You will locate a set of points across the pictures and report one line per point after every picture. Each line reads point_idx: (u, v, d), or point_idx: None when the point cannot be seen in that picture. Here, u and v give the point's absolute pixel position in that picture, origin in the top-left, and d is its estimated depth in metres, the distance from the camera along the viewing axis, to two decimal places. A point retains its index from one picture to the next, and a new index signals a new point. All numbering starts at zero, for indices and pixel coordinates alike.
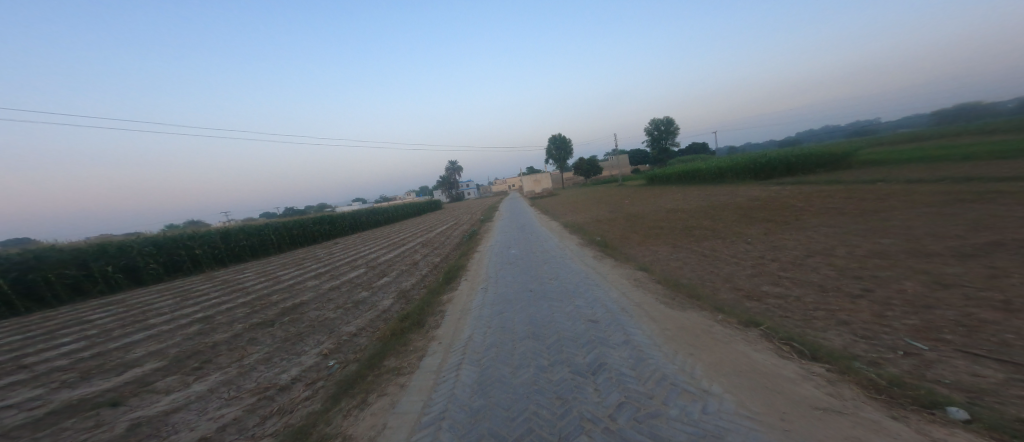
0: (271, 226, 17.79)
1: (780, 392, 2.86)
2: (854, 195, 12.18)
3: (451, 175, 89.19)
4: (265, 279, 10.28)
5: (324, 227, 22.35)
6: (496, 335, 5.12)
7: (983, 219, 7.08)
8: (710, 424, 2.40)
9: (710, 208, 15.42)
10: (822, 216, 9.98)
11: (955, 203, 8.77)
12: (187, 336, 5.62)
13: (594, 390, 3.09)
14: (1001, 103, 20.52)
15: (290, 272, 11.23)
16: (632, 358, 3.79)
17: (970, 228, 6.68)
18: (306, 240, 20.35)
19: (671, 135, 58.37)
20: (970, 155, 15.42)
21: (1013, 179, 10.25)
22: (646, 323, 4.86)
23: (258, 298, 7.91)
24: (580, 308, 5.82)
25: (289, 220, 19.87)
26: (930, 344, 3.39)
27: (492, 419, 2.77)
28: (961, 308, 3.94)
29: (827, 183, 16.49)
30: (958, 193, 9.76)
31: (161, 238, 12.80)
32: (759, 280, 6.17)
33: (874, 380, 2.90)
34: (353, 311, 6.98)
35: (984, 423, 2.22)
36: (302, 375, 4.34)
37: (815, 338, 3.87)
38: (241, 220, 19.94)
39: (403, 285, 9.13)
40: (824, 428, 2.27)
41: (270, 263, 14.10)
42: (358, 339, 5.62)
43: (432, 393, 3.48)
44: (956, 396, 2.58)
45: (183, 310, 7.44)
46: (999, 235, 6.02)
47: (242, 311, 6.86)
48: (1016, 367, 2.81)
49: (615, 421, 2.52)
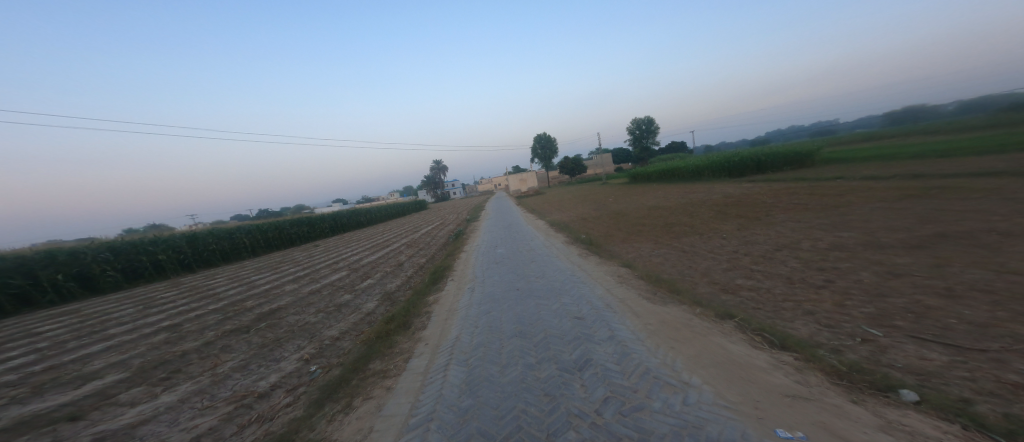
0: (243, 229, 17.18)
1: (753, 381, 3.02)
2: (818, 191, 12.85)
3: (437, 175, 88.56)
4: (238, 284, 9.96)
5: (303, 229, 21.81)
6: (483, 334, 5.15)
7: (929, 212, 7.62)
8: (691, 415, 2.51)
9: (688, 205, 15.91)
10: (789, 212, 10.49)
11: (905, 197, 9.40)
12: (153, 346, 5.39)
13: (581, 386, 3.18)
14: (943, 105, 22.19)
15: (267, 276, 10.91)
16: (617, 353, 3.91)
17: (918, 221, 7.18)
18: (282, 242, 19.79)
19: (652, 134, 59.57)
20: (920, 152, 16.52)
21: (956, 175, 11.07)
22: (629, 319, 5.01)
23: (229, 305, 7.65)
24: (566, 306, 5.93)
25: (263, 223, 19.24)
26: (884, 330, 3.65)
27: (481, 419, 2.81)
28: (912, 296, 4.23)
29: (794, 180, 17.29)
30: (909, 188, 10.45)
31: (119, 243, 12.17)
32: (733, 274, 6.44)
33: (836, 367, 3.10)
34: (335, 314, 6.87)
35: (931, 404, 2.42)
36: (283, 381, 4.28)
37: (784, 328, 4.08)
38: (211, 223, 19.14)
39: (388, 287, 9.04)
40: (794, 415, 2.41)
41: (244, 267, 13.64)
42: (341, 343, 5.55)
43: (419, 395, 3.49)
44: (907, 378, 2.79)
45: (149, 317, 7.16)
46: (942, 227, 6.51)
47: (215, 318, 6.62)
48: (957, 350, 3.06)
49: (601, 416, 2.61)
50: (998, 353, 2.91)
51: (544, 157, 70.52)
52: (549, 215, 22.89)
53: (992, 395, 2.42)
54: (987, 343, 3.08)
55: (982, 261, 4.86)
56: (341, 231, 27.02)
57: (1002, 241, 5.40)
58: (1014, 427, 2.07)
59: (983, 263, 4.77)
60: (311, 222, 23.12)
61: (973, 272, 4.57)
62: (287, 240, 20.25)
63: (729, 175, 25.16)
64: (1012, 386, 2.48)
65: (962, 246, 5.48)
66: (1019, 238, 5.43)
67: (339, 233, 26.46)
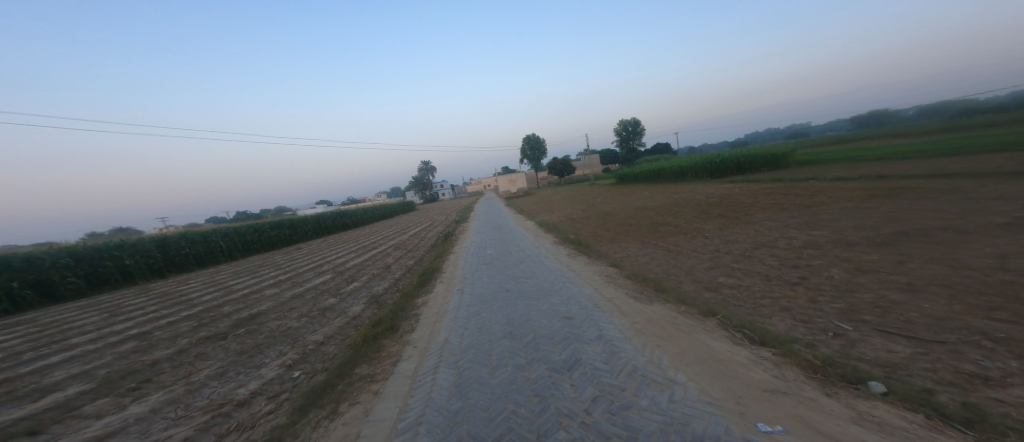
0: (218, 232, 16.66)
1: (735, 377, 3.10)
2: (792, 191, 13.31)
3: (425, 175, 87.53)
4: (214, 290, 9.65)
5: (284, 231, 21.29)
6: (473, 336, 5.14)
7: (893, 211, 8.00)
8: (677, 412, 2.56)
9: (673, 206, 16.24)
10: (767, 211, 10.83)
11: (872, 197, 9.84)
12: (120, 355, 5.18)
13: (570, 386, 3.21)
14: (904, 110, 23.53)
15: (246, 280, 10.61)
16: (605, 352, 3.96)
17: (883, 219, 7.53)
18: (261, 246, 19.28)
19: (639, 135, 60.51)
20: (884, 154, 17.36)
21: (919, 175, 11.65)
22: (617, 318, 5.08)
23: (204, 311, 7.40)
24: (555, 306, 5.96)
25: (241, 225, 18.69)
26: (854, 324, 3.80)
27: (471, 421, 2.81)
28: (878, 291, 4.43)
29: (770, 181, 17.88)
30: (875, 188, 10.94)
31: (81, 249, 11.65)
32: (716, 272, 6.60)
33: (811, 361, 3.22)
34: (319, 319, 6.73)
35: (897, 394, 2.54)
36: (264, 388, 4.18)
37: (763, 324, 4.21)
38: (185, 225, 18.47)
39: (375, 289, 8.91)
40: (773, 409, 2.49)
41: (220, 272, 13.22)
42: (326, 347, 5.45)
43: (407, 399, 3.46)
44: (875, 371, 2.92)
45: (116, 326, 6.86)
46: (905, 225, 6.84)
47: (188, 325, 6.40)
48: (919, 342, 3.22)
49: (591, 415, 2.64)
50: (956, 345, 3.06)
51: (533, 158, 70.84)
52: (538, 215, 22.98)
53: (952, 385, 2.55)
54: (946, 335, 3.24)
55: (940, 257, 5.13)
56: (325, 234, 26.50)
57: (959, 238, 5.71)
58: (972, 415, 2.18)
59: (941, 259, 5.03)
60: (293, 225, 22.58)
61: (932, 267, 4.81)
62: (267, 243, 19.73)
63: (711, 176, 25.78)
64: (969, 375, 2.62)
65: (922, 243, 5.78)
66: (972, 235, 5.76)
67: (323, 236, 25.92)
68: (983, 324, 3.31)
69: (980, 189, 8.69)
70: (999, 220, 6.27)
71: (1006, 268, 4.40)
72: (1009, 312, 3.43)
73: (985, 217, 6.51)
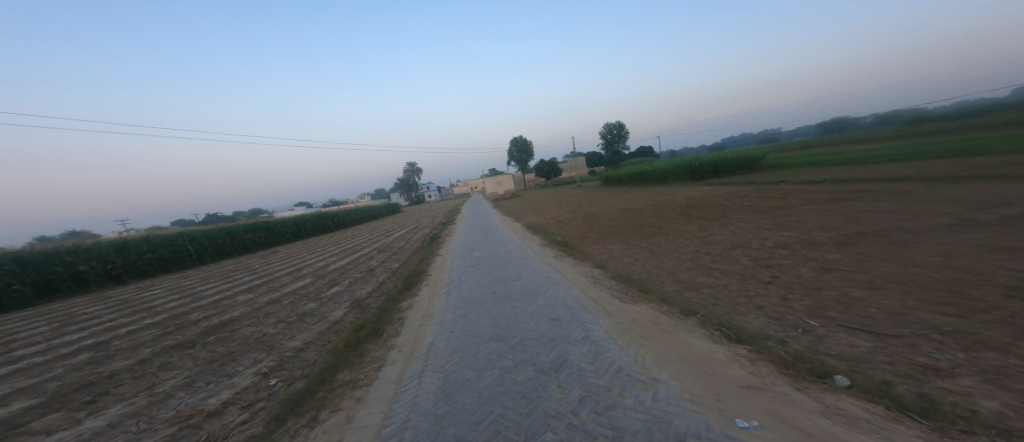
0: (184, 236, 15.93)
1: (714, 374, 3.18)
2: (765, 194, 13.84)
3: (411, 177, 86.48)
4: (181, 296, 9.22)
5: (259, 234, 20.57)
6: (460, 339, 5.10)
7: (855, 212, 8.43)
8: (661, 410, 2.60)
9: (655, 208, 16.60)
10: (742, 213, 11.20)
11: (836, 199, 10.35)
12: (74, 367, 4.87)
13: (557, 387, 3.22)
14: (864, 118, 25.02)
15: (217, 286, 10.19)
16: (592, 352, 3.99)
17: (846, 220, 7.92)
18: (233, 249, 18.56)
19: (623, 138, 61.57)
20: (846, 158, 18.33)
21: (878, 178, 12.33)
22: (602, 318, 5.13)
23: (168, 319, 7.05)
24: (542, 308, 5.98)
25: (211, 228, 17.94)
26: (821, 321, 3.97)
27: (458, 425, 2.77)
28: (842, 289, 4.64)
29: (745, 183, 18.56)
30: (839, 191, 11.50)
31: (29, 253, 10.91)
32: (696, 272, 6.76)
33: (783, 357, 3.33)
34: (298, 324, 6.54)
35: (860, 387, 2.66)
36: (237, 398, 4.02)
37: (739, 322, 4.34)
38: (150, 228, 17.60)
39: (357, 293, 8.72)
40: (750, 405, 2.57)
41: (188, 277, 12.65)
42: (305, 353, 5.29)
43: (392, 404, 3.39)
44: (840, 365, 3.05)
45: (69, 336, 6.45)
46: (865, 226, 7.21)
47: (151, 334, 6.09)
48: (879, 336, 3.39)
49: (578, 416, 2.65)
50: (910, 338, 3.24)
51: (520, 160, 71.07)
52: (524, 217, 23.04)
53: (908, 377, 2.68)
54: (901, 329, 3.42)
55: (894, 255, 5.43)
56: (304, 236, 25.76)
57: (911, 238, 6.06)
58: (926, 404, 2.30)
59: (896, 257, 5.33)
60: (268, 228, 21.85)
61: (888, 265, 5.09)
62: (240, 246, 19.00)
63: (690, 179, 26.50)
64: (923, 367, 2.77)
65: (880, 242, 6.10)
66: (924, 234, 6.13)
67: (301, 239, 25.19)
68: (933, 318, 3.51)
69: (930, 192, 9.27)
70: (945, 221, 6.71)
71: (953, 265, 4.69)
72: (955, 307, 3.66)
73: (934, 218, 6.95)
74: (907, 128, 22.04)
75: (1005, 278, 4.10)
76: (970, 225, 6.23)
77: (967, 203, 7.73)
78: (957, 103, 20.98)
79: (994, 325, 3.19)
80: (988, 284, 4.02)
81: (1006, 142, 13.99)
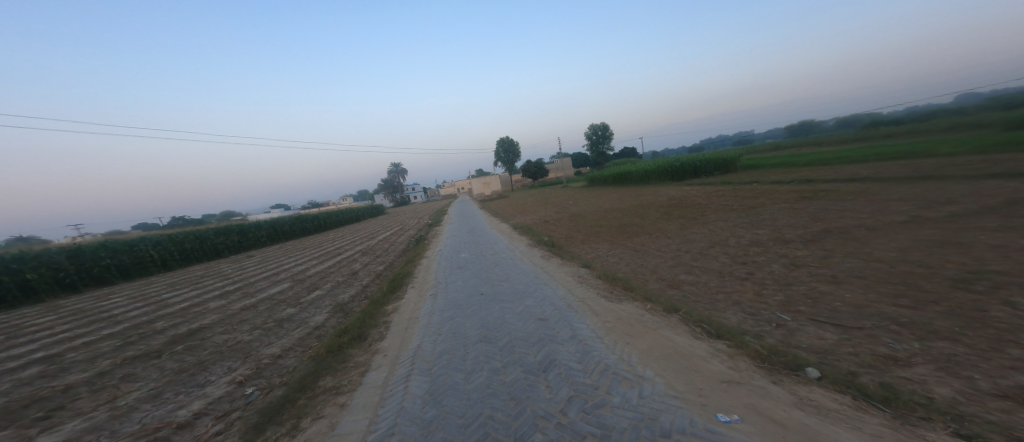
0: (147, 241, 15.16)
1: (695, 370, 3.25)
2: (741, 193, 14.32)
3: (395, 177, 85.28)
4: (145, 304, 8.75)
5: (231, 238, 19.79)
6: (447, 341, 5.04)
7: (822, 210, 8.81)
8: (647, 407, 2.63)
9: (638, 207, 16.89)
10: (719, 212, 11.51)
11: (805, 198, 10.80)
12: (23, 382, 4.55)
13: (546, 387, 3.21)
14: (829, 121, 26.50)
15: (185, 292, 9.73)
16: (579, 351, 4.01)
17: (813, 218, 8.27)
18: (203, 254, 17.77)
19: (608, 139, 62.39)
20: (813, 159, 19.23)
21: (842, 178, 12.95)
22: (589, 317, 5.17)
23: (130, 329, 6.67)
24: (530, 308, 5.98)
25: (178, 232, 17.13)
26: (792, 315, 4.11)
27: (447, 428, 2.73)
28: (810, 284, 4.82)
29: (722, 183, 19.16)
30: (807, 190, 12.02)
31: None
32: (677, 270, 6.90)
33: (759, 351, 3.43)
34: (276, 330, 6.33)
35: (829, 378, 2.77)
36: (210, 408, 3.85)
37: (718, 318, 4.45)
38: (110, 233, 16.63)
39: (340, 297, 8.49)
40: (730, 399, 2.62)
41: (154, 284, 12.02)
42: (283, 360, 5.12)
43: (378, 409, 3.32)
44: (810, 357, 3.16)
45: (16, 349, 6.01)
46: (830, 223, 7.55)
47: (111, 345, 5.75)
48: (844, 329, 3.53)
49: (566, 415, 2.65)
50: (872, 330, 3.39)
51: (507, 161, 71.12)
52: (510, 218, 23.01)
53: (871, 367, 2.80)
54: (864, 321, 3.58)
55: (855, 251, 5.69)
56: (280, 240, 24.95)
57: (870, 234, 6.37)
58: (888, 393, 2.40)
59: (857, 253, 5.59)
60: (241, 231, 21.05)
61: (850, 260, 5.33)
62: (210, 251, 18.21)
63: (671, 179, 27.12)
64: (883, 357, 2.90)
65: (844, 239, 6.39)
66: (881, 231, 6.46)
67: (278, 242, 24.37)
68: (891, 310, 3.69)
69: (887, 191, 9.80)
70: (899, 218, 7.09)
71: (907, 259, 4.96)
72: (910, 299, 3.86)
73: (890, 215, 7.34)
74: (866, 132, 23.38)
75: (953, 271, 4.36)
76: (921, 222, 6.61)
77: (920, 200, 8.20)
78: (908, 109, 22.48)
79: (945, 315, 3.38)
80: (938, 277, 4.27)
81: (951, 144, 15.04)
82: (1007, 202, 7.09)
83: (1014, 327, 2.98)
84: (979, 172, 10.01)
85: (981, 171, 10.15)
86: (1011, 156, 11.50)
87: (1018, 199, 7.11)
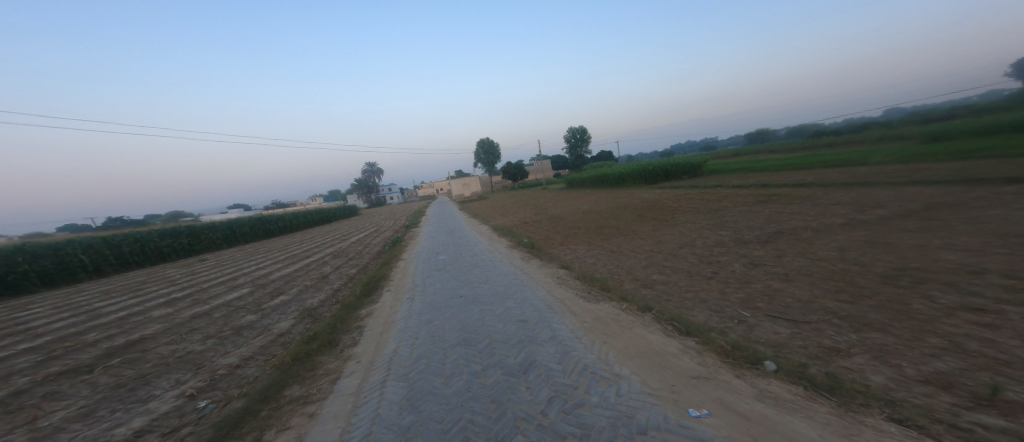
0: (76, 244, 13.87)
1: (667, 366, 3.30)
2: (706, 196, 14.94)
3: (370, 177, 82.72)
4: (75, 314, 7.94)
5: (177, 242, 18.46)
6: (425, 345, 4.90)
7: (775, 213, 9.34)
8: (624, 405, 2.63)
9: (613, 210, 17.23)
10: (688, 214, 11.91)
11: (761, 201, 11.41)
12: None
13: (526, 389, 3.16)
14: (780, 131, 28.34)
15: (125, 300, 8.93)
16: (558, 351, 4.00)
17: (768, 220, 8.72)
18: (143, 258, 16.44)
19: (585, 142, 63.33)
20: (768, 165, 20.46)
21: (792, 183, 13.80)
22: (567, 318, 5.18)
23: (54, 342, 6.02)
24: (510, 310, 5.93)
25: (113, 235, 15.77)
26: (751, 311, 4.28)
27: (425, 434, 2.62)
28: (766, 281, 5.06)
29: (688, 187, 19.96)
30: (763, 193, 12.73)
31: None
32: (650, 270, 7.06)
33: (723, 347, 3.53)
34: (235, 339, 5.94)
35: (784, 370, 2.89)
36: (155, 424, 3.53)
37: (687, 315, 4.57)
38: (33, 235, 15.04)
39: (308, 303, 8.09)
40: (700, 394, 2.67)
41: (89, 291, 10.98)
42: (243, 370, 4.81)
43: (351, 417, 3.16)
44: (767, 350, 3.28)
45: None
46: (783, 224, 8.00)
47: (31, 361, 5.16)
48: (795, 323, 3.71)
49: (547, 416, 2.61)
50: (818, 323, 3.57)
51: (487, 162, 70.78)
52: (488, 220, 22.85)
53: (818, 358, 2.94)
54: (811, 315, 3.78)
55: (804, 250, 6.03)
56: (238, 242, 23.54)
57: (817, 235, 6.79)
58: (833, 382, 2.52)
59: (805, 252, 5.93)
60: (191, 233, 19.66)
61: (799, 259, 5.64)
62: (152, 255, 16.88)
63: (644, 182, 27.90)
64: (828, 349, 3.05)
65: (795, 239, 6.76)
66: (826, 231, 6.90)
67: (234, 245, 22.97)
68: (833, 305, 3.90)
69: (830, 195, 10.51)
70: (840, 219, 7.62)
71: (846, 258, 5.30)
72: (849, 294, 4.11)
73: (832, 218, 7.87)
74: (812, 141, 25.14)
75: (882, 268, 4.69)
76: (856, 224, 7.12)
77: (858, 204, 8.84)
78: (847, 120, 24.39)
79: (877, 308, 3.62)
80: (870, 273, 4.57)
81: (884, 153, 16.41)
82: (928, 205, 7.77)
83: (932, 318, 3.22)
84: (907, 178, 10.94)
85: (908, 177, 11.11)
86: (932, 165, 12.65)
87: (937, 203, 7.80)
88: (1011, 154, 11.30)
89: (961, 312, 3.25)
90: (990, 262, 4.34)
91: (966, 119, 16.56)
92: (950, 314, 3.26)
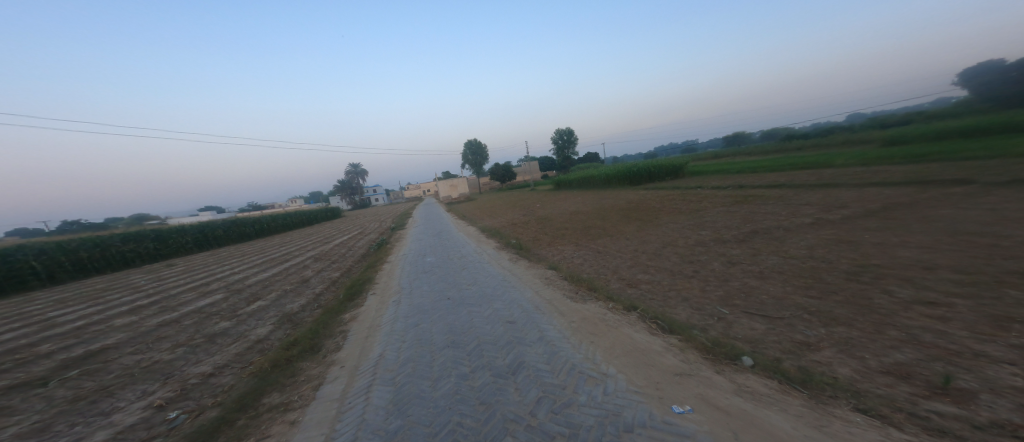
0: (26, 250, 13.04)
1: (652, 364, 3.33)
2: (687, 197, 15.30)
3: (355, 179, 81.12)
4: (30, 324, 7.48)
5: (142, 246, 17.61)
6: (413, 348, 4.82)
7: (751, 213, 9.64)
8: (610, 404, 2.64)
9: (599, 211, 17.45)
10: (670, 215, 12.16)
11: (738, 201, 11.77)
12: None
13: (515, 390, 3.14)
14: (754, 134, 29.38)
15: (85, 309, 8.45)
16: (547, 352, 3.99)
17: (745, 219, 8.99)
18: (103, 264, 15.61)
19: (571, 143, 63.96)
20: (744, 167, 21.17)
21: (765, 184, 14.28)
22: (555, 318, 5.19)
23: (4, 355, 5.63)
24: (498, 311, 5.90)
25: (70, 240, 14.92)
26: (730, 308, 4.38)
27: (413, 439, 2.57)
28: (743, 279, 5.19)
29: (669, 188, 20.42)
30: (739, 194, 13.13)
31: None
32: (635, 269, 7.15)
33: (704, 344, 3.59)
34: (209, 347, 5.71)
35: (761, 365, 2.95)
36: (121, 438, 3.34)
37: (669, 314, 4.64)
38: None
39: (287, 308, 7.85)
40: (682, 391, 2.70)
41: (46, 300, 10.35)
42: (217, 379, 4.62)
43: (334, 424, 3.07)
44: (744, 346, 3.35)
45: None
46: (758, 224, 8.26)
47: None
48: (770, 319, 3.81)
49: (536, 417, 2.60)
50: (790, 318, 3.68)
51: (474, 163, 70.50)
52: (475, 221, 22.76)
53: (791, 352, 3.03)
54: (784, 311, 3.89)
55: (777, 249, 6.23)
56: (211, 246, 22.66)
57: (789, 234, 7.04)
58: (805, 376, 2.60)
59: (778, 250, 6.12)
60: (158, 238, 18.80)
61: (773, 257, 5.82)
62: (114, 260, 16.05)
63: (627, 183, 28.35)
64: (799, 343, 3.15)
65: (769, 238, 6.98)
66: (797, 230, 7.15)
67: (206, 250, 22.09)
68: (804, 300, 4.03)
69: (800, 196, 10.92)
70: (809, 219, 7.92)
71: (815, 255, 5.51)
72: (818, 290, 4.25)
73: (802, 217, 8.17)
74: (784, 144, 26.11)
75: (847, 265, 4.90)
76: (824, 223, 7.41)
77: (826, 204, 9.22)
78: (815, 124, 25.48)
79: (843, 303, 3.75)
80: (836, 270, 4.76)
81: (848, 155, 17.20)
82: (888, 205, 8.17)
83: (892, 311, 3.37)
84: (870, 179, 11.48)
85: (870, 178, 11.65)
86: (893, 167, 13.33)
87: (896, 203, 8.21)
88: (960, 157, 12.01)
89: (917, 306, 3.41)
90: (943, 258, 4.59)
91: (920, 124, 17.55)
92: (907, 307, 3.41)
